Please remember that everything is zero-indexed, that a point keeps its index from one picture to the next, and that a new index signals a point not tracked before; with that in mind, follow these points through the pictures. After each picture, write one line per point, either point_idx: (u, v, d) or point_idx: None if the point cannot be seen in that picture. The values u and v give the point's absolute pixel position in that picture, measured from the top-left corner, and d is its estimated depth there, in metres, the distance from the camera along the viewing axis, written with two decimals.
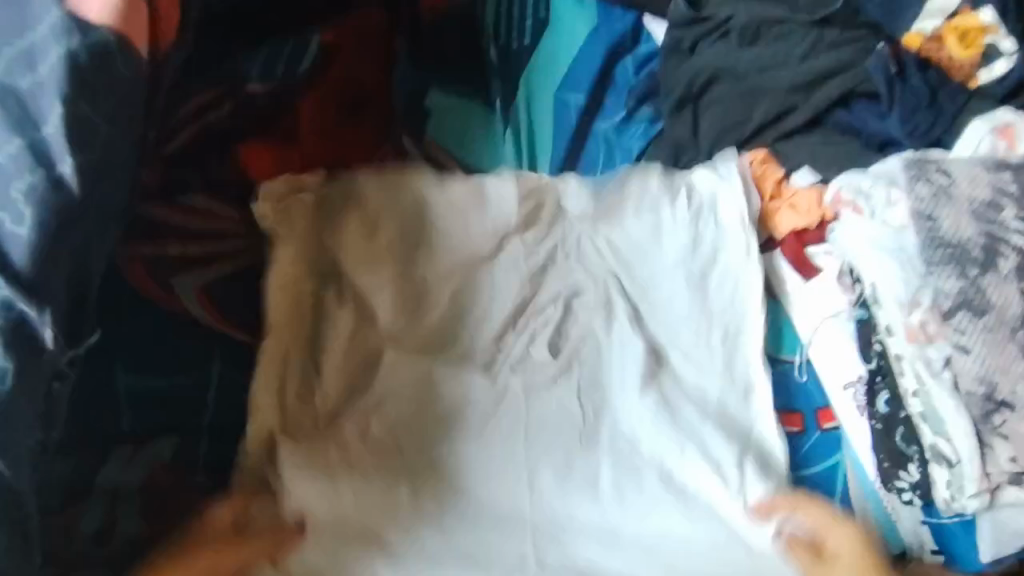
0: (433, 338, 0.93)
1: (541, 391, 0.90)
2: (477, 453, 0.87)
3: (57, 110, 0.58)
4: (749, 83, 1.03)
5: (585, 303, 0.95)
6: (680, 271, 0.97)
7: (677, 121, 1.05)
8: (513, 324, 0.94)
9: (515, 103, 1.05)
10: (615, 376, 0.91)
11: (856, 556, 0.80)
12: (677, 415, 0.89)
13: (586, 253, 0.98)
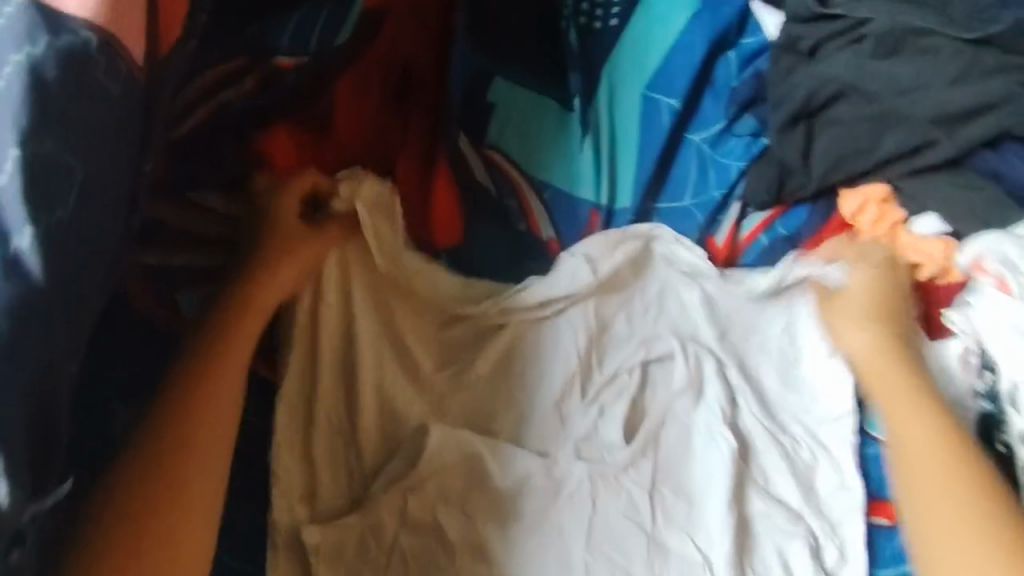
0: (483, 404, 0.78)
1: (608, 479, 0.75)
2: (528, 539, 0.72)
3: (16, 152, 0.45)
4: (882, 105, 0.84)
5: (671, 377, 0.80)
6: (771, 349, 0.83)
7: (788, 139, 0.86)
8: (585, 386, 0.79)
9: (594, 102, 0.87)
10: (697, 474, 0.76)
11: (867, 292, 0.80)
12: (752, 523, 0.75)
13: (687, 320, 0.83)
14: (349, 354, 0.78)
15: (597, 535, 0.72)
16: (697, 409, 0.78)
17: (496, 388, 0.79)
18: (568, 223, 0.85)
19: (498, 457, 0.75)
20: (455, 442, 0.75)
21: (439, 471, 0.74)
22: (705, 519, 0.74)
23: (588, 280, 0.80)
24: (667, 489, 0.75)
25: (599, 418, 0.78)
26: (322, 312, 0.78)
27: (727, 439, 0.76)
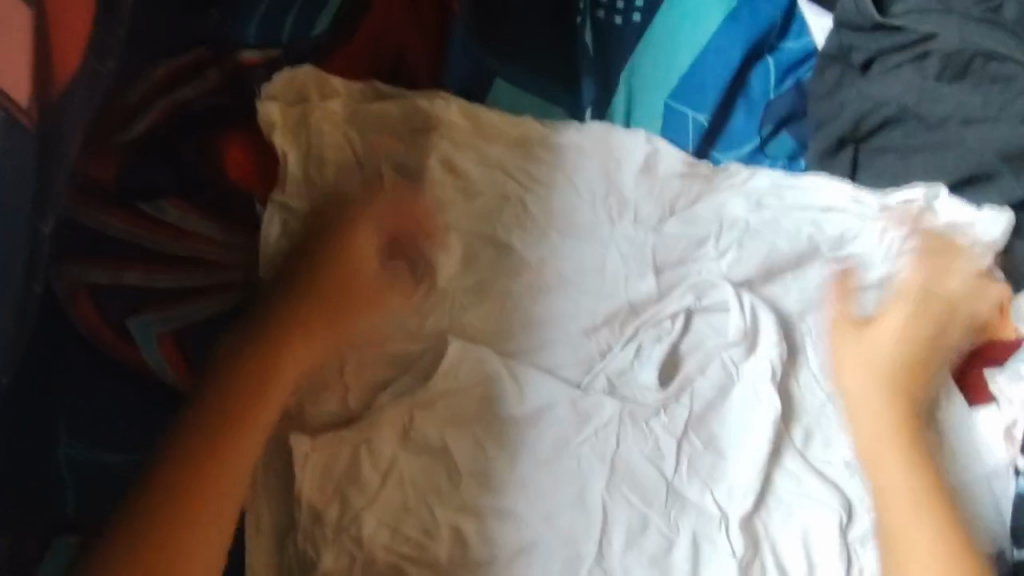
0: (484, 339, 0.71)
1: (639, 422, 0.70)
2: (540, 472, 0.69)
3: None
4: (943, 133, 0.74)
5: (705, 331, 0.73)
6: (837, 195, 0.75)
7: (831, 165, 0.76)
8: (618, 325, 0.72)
9: (609, 114, 0.77)
10: (730, 427, 0.71)
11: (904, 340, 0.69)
12: (779, 490, 0.69)
13: (753, 240, 0.74)
14: (342, 283, 0.71)
15: (641, 253, 0.73)
16: (747, 361, 0.72)
17: (503, 300, 0.71)
18: (587, 191, 0.73)
19: (545, 150, 0.73)
20: (491, 147, 0.72)
21: (484, 159, 0.72)
22: (742, 267, 0.74)
23: (625, 192, 0.73)
24: (705, 263, 0.74)
25: (628, 278, 0.73)
26: (325, 202, 0.70)
27: (784, 241, 0.75)
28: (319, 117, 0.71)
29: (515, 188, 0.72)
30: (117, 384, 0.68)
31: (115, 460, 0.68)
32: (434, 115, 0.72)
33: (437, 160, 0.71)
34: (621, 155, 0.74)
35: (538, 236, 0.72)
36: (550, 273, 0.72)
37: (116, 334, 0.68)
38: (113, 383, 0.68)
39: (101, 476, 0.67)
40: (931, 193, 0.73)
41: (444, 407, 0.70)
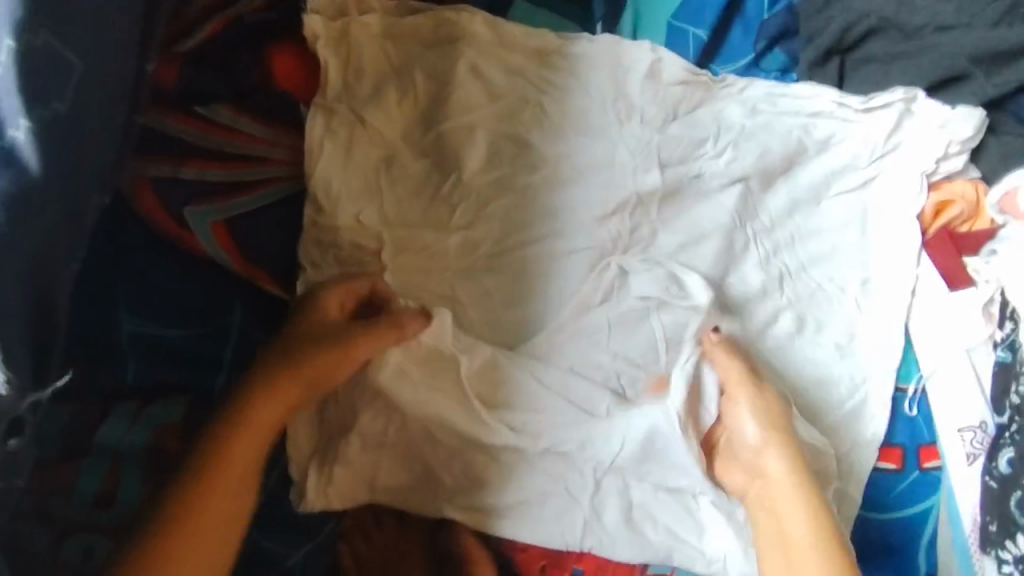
0: (512, 224, 0.79)
1: (644, 301, 0.78)
2: (562, 342, 0.78)
3: (9, 42, 0.42)
4: (915, 44, 0.83)
5: (711, 221, 0.80)
6: (821, 104, 0.83)
7: (821, 75, 0.85)
8: (627, 213, 0.80)
9: (618, 29, 0.85)
10: (730, 307, 0.79)
11: (778, 492, 0.72)
12: (776, 363, 0.79)
13: (748, 140, 0.82)
14: (378, 174, 0.78)
15: (647, 150, 0.81)
16: (745, 250, 0.80)
17: (527, 190, 0.79)
18: (597, 97, 0.81)
19: (560, 60, 0.82)
20: (513, 56, 0.81)
21: (507, 65, 0.81)
22: (738, 163, 0.82)
23: (632, 98, 0.82)
24: (704, 162, 0.82)
25: (635, 173, 0.80)
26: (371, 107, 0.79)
27: (777, 143, 0.82)
28: (357, 30, 0.80)
29: (536, 93, 0.80)
30: (176, 265, 0.70)
31: (175, 334, 0.71)
32: (464, 26, 0.81)
33: (466, 65, 0.80)
34: (627, 64, 0.82)
35: (557, 136, 0.80)
36: (570, 169, 0.80)
37: (178, 224, 0.69)
38: (169, 271, 0.70)
39: (164, 350, 0.71)
40: (908, 94, 0.82)
41: (476, 286, 0.78)
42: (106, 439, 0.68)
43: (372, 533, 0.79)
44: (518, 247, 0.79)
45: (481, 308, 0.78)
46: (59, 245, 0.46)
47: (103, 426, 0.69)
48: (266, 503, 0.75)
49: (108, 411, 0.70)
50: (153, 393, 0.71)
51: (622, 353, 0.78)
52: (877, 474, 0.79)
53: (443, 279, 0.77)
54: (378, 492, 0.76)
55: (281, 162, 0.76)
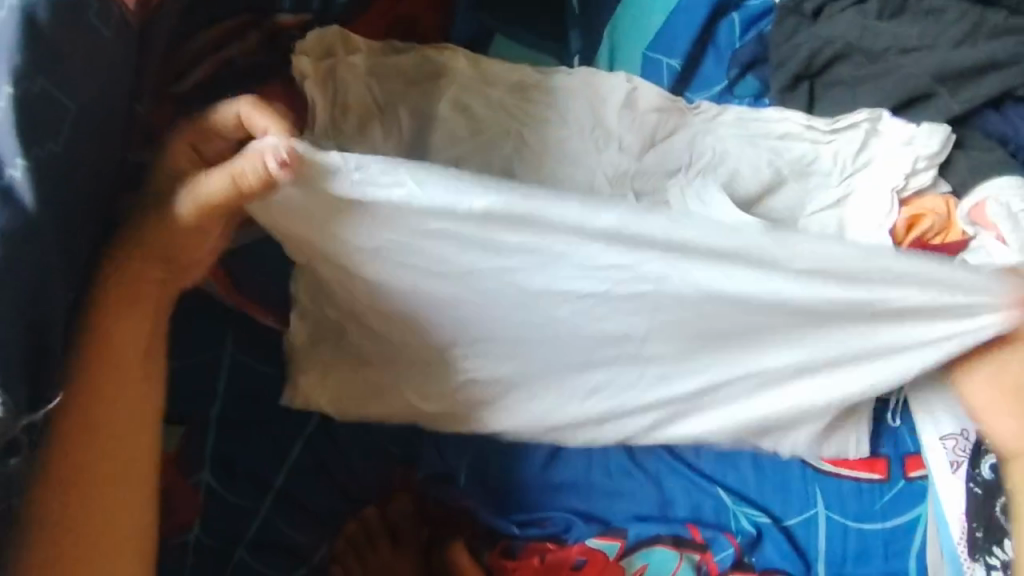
0: None
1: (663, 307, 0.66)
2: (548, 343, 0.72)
3: (8, 90, 0.46)
4: (885, 63, 0.87)
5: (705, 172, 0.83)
6: (783, 136, 0.86)
7: (790, 100, 0.89)
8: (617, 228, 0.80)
9: (596, 61, 0.90)
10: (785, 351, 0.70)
11: None
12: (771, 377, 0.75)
13: (722, 166, 0.84)
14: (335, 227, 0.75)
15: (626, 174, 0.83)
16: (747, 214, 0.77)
17: None
18: (575, 124, 0.84)
19: (542, 90, 0.86)
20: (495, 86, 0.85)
21: (488, 97, 0.84)
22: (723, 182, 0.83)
23: (611, 125, 0.85)
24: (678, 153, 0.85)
25: None
26: (355, 143, 0.81)
27: (746, 175, 0.84)
28: (344, 70, 0.82)
29: (521, 120, 0.84)
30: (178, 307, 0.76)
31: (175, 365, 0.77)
32: (449, 61, 0.85)
33: (449, 99, 0.84)
34: (605, 93, 0.86)
35: None
36: None
37: None
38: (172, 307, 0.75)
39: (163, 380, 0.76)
40: (873, 114, 0.85)
41: None
42: None
43: (368, 556, 0.78)
44: None
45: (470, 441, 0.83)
46: (54, 284, 0.48)
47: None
48: (261, 525, 0.78)
49: None
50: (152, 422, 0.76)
51: (607, 460, 0.84)
52: (863, 486, 0.86)
53: None
54: (389, 512, 0.80)
55: None
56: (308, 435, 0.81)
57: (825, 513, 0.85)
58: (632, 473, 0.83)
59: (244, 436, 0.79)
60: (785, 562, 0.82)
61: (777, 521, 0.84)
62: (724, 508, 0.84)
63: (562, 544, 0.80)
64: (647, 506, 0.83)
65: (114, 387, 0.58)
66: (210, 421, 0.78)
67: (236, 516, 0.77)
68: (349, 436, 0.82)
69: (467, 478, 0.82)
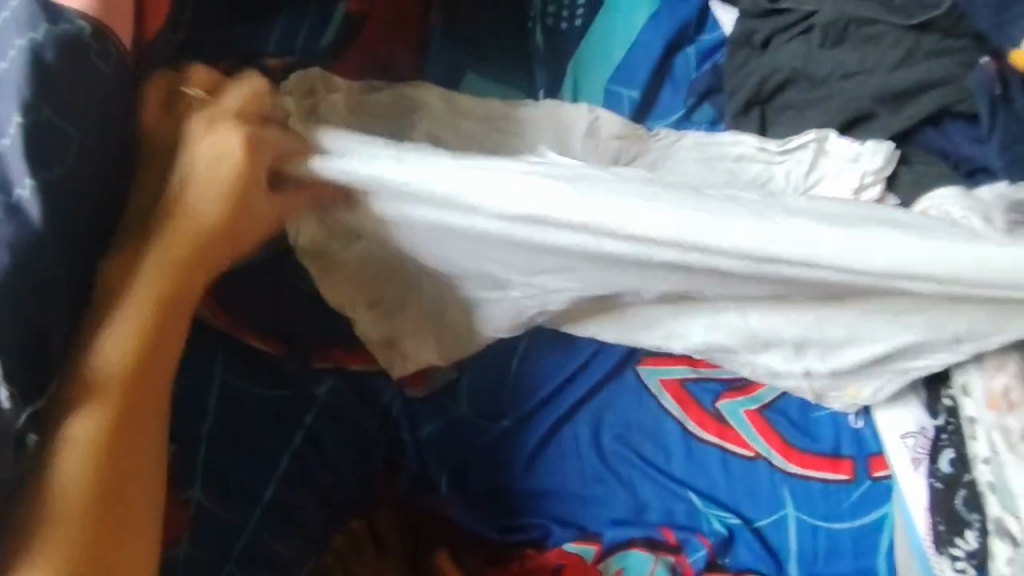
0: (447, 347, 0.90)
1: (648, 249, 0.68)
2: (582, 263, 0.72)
3: (16, 118, 0.51)
4: (828, 88, 0.94)
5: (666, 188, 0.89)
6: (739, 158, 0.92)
7: (742, 125, 0.95)
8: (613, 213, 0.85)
9: (561, 93, 0.97)
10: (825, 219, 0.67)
11: None
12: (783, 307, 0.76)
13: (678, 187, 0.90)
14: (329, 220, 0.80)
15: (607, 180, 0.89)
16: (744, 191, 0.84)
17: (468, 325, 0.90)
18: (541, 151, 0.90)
19: (510, 122, 0.92)
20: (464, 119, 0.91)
21: (460, 130, 0.90)
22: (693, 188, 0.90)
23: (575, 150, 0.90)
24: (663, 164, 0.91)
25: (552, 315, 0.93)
26: None
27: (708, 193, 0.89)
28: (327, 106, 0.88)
29: (492, 148, 0.90)
30: None
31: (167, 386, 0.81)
32: (423, 97, 0.92)
33: (423, 131, 0.90)
34: (568, 123, 0.92)
35: None
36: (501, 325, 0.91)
37: None
38: None
39: None
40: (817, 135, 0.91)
41: (441, 404, 0.89)
42: None
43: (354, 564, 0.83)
44: (468, 384, 0.90)
45: (450, 455, 0.88)
46: (53, 297, 0.52)
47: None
48: (250, 539, 0.80)
49: None
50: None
51: (582, 465, 0.88)
52: (831, 486, 0.90)
53: (404, 407, 0.89)
54: (378, 523, 0.86)
55: None
56: (295, 448, 0.84)
57: (794, 514, 0.89)
58: (604, 479, 0.88)
59: (234, 452, 0.82)
60: (757, 562, 0.86)
61: (748, 522, 0.88)
62: (696, 511, 0.87)
63: (542, 549, 0.84)
64: (622, 510, 0.86)
65: (133, 400, 0.56)
66: (202, 438, 0.82)
67: (222, 529, 0.79)
68: (334, 450, 0.85)
69: (449, 484, 0.87)
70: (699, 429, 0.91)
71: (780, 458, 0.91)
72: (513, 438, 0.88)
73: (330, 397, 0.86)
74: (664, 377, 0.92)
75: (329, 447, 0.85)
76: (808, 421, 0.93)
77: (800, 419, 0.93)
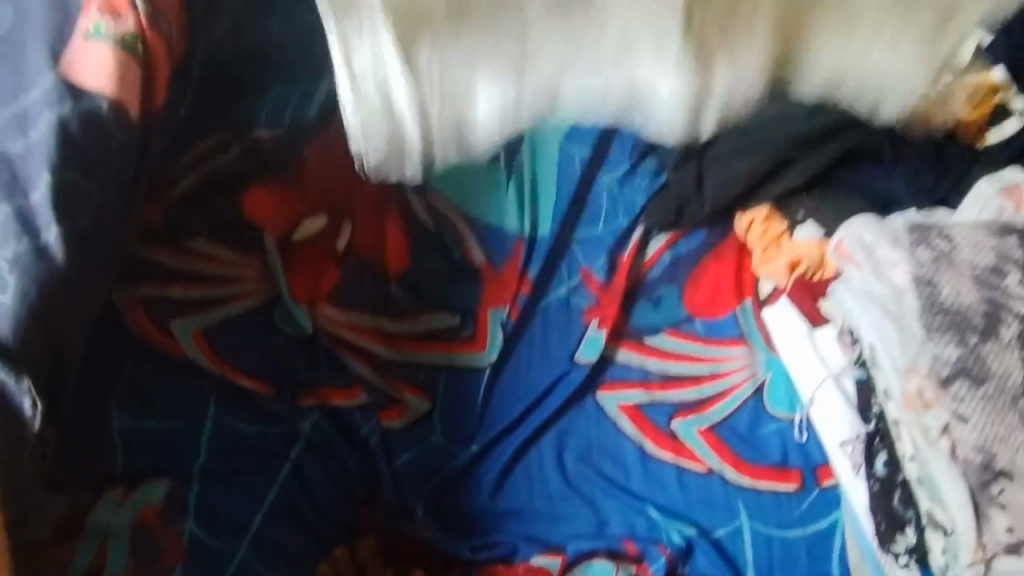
0: (423, 386, 0.98)
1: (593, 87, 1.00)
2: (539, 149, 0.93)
3: (46, 177, 0.63)
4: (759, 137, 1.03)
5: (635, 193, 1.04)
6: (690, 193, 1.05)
7: (682, 170, 1.04)
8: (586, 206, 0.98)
9: None
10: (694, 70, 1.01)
11: None
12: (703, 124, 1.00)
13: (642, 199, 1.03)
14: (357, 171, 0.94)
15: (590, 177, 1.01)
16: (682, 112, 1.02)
17: (439, 370, 0.99)
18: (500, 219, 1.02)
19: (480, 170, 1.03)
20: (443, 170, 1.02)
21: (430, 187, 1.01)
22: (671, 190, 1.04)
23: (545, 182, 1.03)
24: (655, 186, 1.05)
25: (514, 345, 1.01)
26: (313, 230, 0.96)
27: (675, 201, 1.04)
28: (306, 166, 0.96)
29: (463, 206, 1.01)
30: (168, 374, 0.89)
31: (161, 425, 0.87)
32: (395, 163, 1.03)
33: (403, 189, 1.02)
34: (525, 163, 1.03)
35: (469, 306, 1.00)
36: (471, 368, 0.99)
37: (160, 331, 0.89)
38: (166, 374, 0.89)
39: (149, 439, 0.86)
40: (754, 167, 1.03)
41: (418, 434, 0.96)
42: (96, 522, 0.81)
43: None
44: (442, 414, 0.97)
45: (427, 484, 0.94)
46: (68, 312, 0.64)
47: (95, 508, 0.82)
48: (239, 567, 0.84)
49: (99, 496, 0.83)
50: (136, 480, 0.85)
51: (547, 486, 0.96)
52: (782, 497, 0.97)
53: (381, 439, 0.95)
54: (359, 552, 0.91)
55: (250, 279, 0.93)
56: (280, 483, 0.90)
57: (748, 524, 0.96)
58: (569, 497, 0.96)
59: (224, 486, 0.88)
60: (715, 571, 0.93)
61: (705, 533, 0.95)
62: (655, 525, 0.95)
63: (512, 564, 0.91)
64: (587, 526, 0.94)
65: None
66: (194, 474, 0.87)
67: (212, 560, 0.83)
68: (318, 482, 0.91)
69: (424, 510, 0.93)
70: (655, 449, 0.98)
71: (732, 471, 0.98)
72: (483, 463, 0.96)
73: (313, 433, 0.93)
74: (622, 403, 1.00)
75: (314, 480, 0.91)
76: (756, 436, 1.01)
77: (749, 434, 1.00)
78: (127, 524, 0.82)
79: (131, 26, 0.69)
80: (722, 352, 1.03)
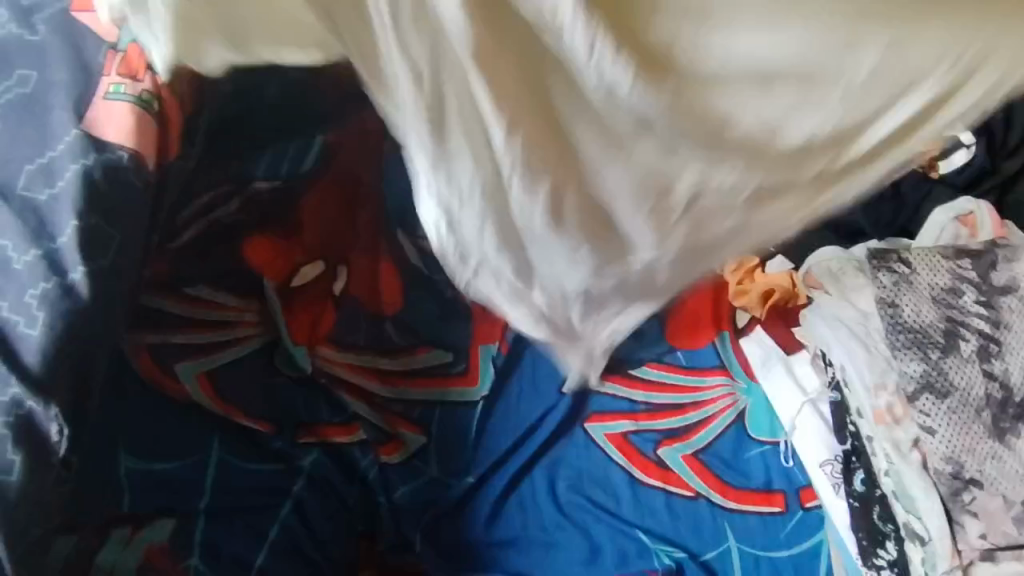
0: (417, 422, 1.02)
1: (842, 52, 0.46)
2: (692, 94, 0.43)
3: (73, 224, 0.64)
4: None
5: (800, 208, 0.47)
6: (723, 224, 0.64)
7: None
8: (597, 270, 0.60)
9: None
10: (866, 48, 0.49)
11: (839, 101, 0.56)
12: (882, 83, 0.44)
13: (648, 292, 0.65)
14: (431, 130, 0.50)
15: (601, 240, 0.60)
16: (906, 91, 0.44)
17: (432, 408, 1.02)
18: None
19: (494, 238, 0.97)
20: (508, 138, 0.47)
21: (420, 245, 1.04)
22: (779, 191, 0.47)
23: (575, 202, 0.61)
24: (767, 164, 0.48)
25: (505, 379, 1.05)
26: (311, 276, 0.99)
27: None
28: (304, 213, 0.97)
29: None
30: (174, 415, 0.90)
31: (166, 466, 0.89)
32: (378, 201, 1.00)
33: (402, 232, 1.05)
34: None
35: (460, 344, 1.03)
36: (461, 402, 1.03)
37: (167, 376, 0.89)
38: (172, 413, 0.90)
39: (154, 479, 0.88)
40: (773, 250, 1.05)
41: (415, 468, 1.00)
42: (104, 561, 0.82)
43: None
44: (438, 449, 1.01)
45: (424, 517, 0.98)
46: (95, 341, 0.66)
47: (101, 548, 0.82)
48: None
49: (106, 535, 0.83)
50: (146, 516, 0.87)
51: (541, 514, 1.00)
52: (767, 518, 1.01)
53: (379, 473, 0.99)
54: None
55: (251, 322, 0.95)
56: (282, 518, 0.93)
57: (736, 546, 0.99)
58: (562, 525, 0.99)
59: (226, 524, 0.91)
60: None
61: (695, 556, 0.99)
62: (646, 551, 0.98)
63: None
64: (581, 553, 0.98)
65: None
66: (199, 512, 0.90)
67: None
68: (317, 517, 0.95)
69: (422, 541, 0.98)
70: (642, 475, 1.02)
71: (719, 496, 1.02)
72: (479, 494, 1.00)
73: (313, 469, 0.96)
74: (610, 432, 1.04)
75: (312, 521, 0.95)
76: (740, 461, 1.04)
77: (732, 459, 1.04)
78: (135, 563, 0.83)
79: (147, 85, 0.66)
80: (703, 383, 1.08)
